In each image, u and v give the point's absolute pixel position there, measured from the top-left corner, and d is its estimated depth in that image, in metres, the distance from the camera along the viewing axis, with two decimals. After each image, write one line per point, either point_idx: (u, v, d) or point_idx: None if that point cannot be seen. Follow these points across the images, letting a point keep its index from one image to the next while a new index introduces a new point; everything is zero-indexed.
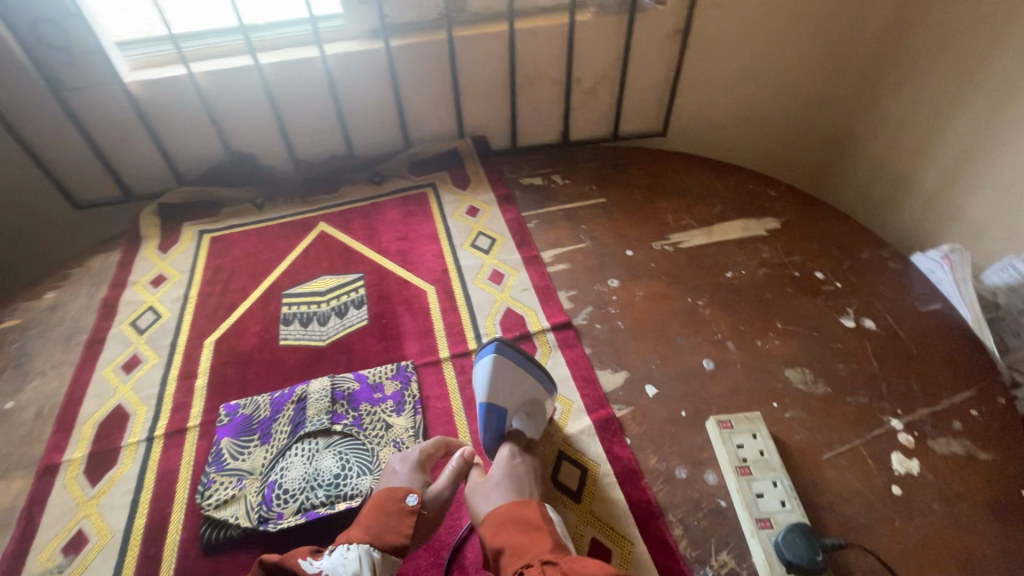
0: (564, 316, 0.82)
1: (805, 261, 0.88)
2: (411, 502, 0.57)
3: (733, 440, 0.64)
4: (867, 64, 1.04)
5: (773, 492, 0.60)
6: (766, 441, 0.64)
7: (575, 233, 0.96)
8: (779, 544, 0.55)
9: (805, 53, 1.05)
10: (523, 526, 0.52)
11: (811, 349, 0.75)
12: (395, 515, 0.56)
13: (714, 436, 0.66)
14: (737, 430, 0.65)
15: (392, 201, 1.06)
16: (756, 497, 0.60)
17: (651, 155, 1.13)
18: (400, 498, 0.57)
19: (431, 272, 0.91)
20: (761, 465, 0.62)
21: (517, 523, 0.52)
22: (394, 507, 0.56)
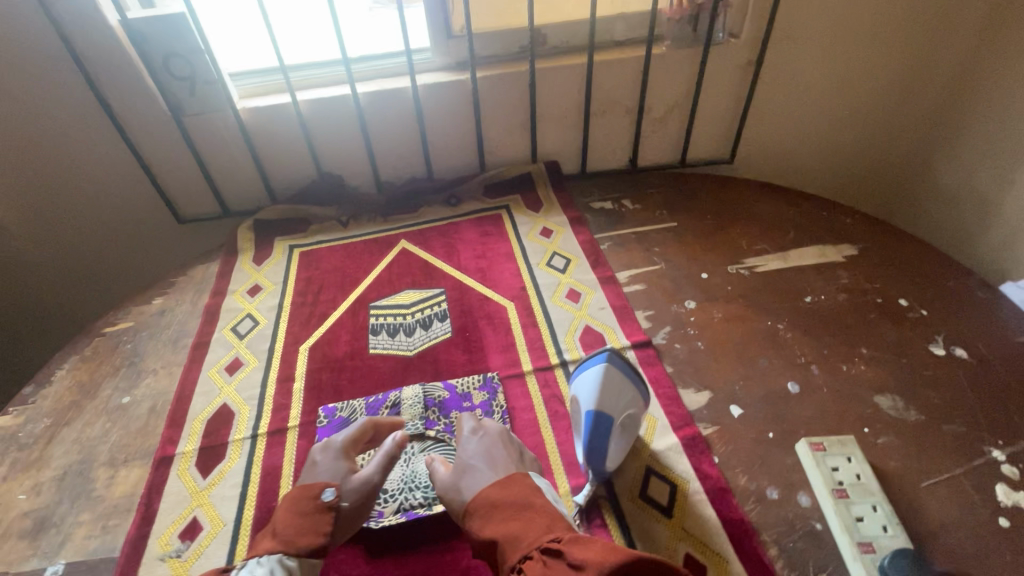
0: (643, 335, 0.84)
1: (886, 288, 0.88)
2: (326, 497, 0.61)
3: (827, 463, 0.64)
4: (944, 93, 1.05)
5: (873, 517, 0.60)
6: (861, 465, 0.64)
7: (648, 256, 0.99)
8: (886, 568, 0.55)
9: (879, 83, 1.06)
10: (511, 512, 0.53)
11: (901, 376, 0.75)
12: (311, 513, 0.59)
13: (806, 459, 0.66)
14: (830, 453, 0.65)
15: (468, 221, 1.11)
16: (856, 520, 0.59)
17: (720, 181, 1.15)
18: (317, 494, 0.61)
19: (509, 288, 0.94)
20: (858, 489, 0.62)
21: (510, 504, 0.54)
22: (309, 505, 0.60)
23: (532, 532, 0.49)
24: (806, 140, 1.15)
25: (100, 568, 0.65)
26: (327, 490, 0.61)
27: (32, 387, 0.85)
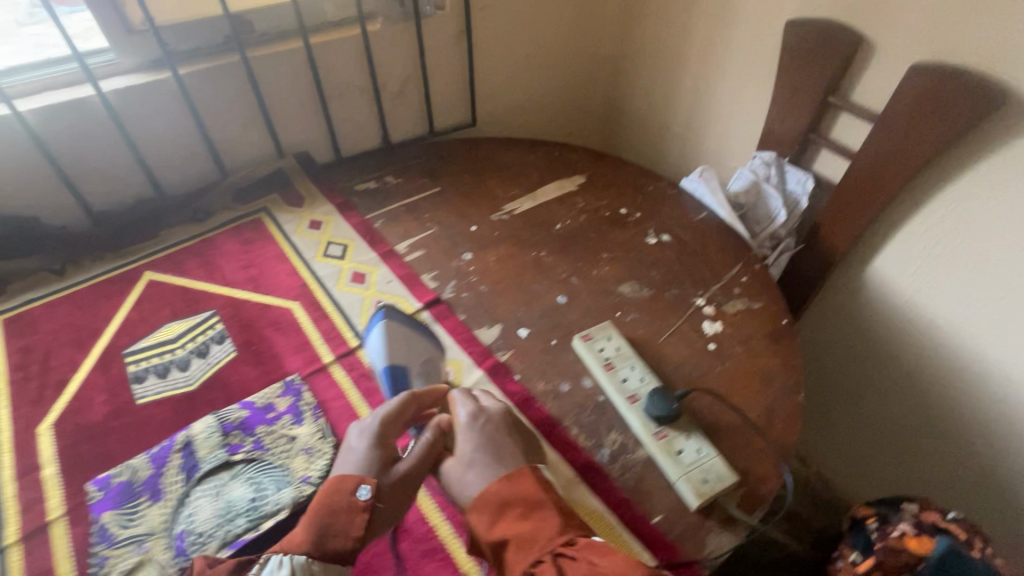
0: (431, 294, 0.89)
1: (610, 203, 1.08)
2: (362, 497, 0.59)
3: (596, 347, 0.78)
4: (618, 40, 1.34)
5: (633, 374, 0.75)
6: (618, 339, 0.79)
7: (421, 223, 1.03)
8: (647, 407, 0.70)
9: (565, 37, 1.28)
10: (523, 508, 0.56)
11: (632, 266, 0.94)
12: (345, 513, 0.58)
13: (581, 349, 0.79)
14: (596, 338, 0.79)
15: (223, 233, 1.00)
16: (623, 381, 0.74)
17: (469, 141, 1.24)
18: (348, 495, 0.59)
19: (289, 289, 0.90)
20: (620, 357, 0.77)
21: (514, 507, 0.56)
22: (343, 505, 0.58)
23: (545, 528, 0.54)
24: (527, 93, 1.33)
25: None
26: (362, 487, 0.59)
27: None
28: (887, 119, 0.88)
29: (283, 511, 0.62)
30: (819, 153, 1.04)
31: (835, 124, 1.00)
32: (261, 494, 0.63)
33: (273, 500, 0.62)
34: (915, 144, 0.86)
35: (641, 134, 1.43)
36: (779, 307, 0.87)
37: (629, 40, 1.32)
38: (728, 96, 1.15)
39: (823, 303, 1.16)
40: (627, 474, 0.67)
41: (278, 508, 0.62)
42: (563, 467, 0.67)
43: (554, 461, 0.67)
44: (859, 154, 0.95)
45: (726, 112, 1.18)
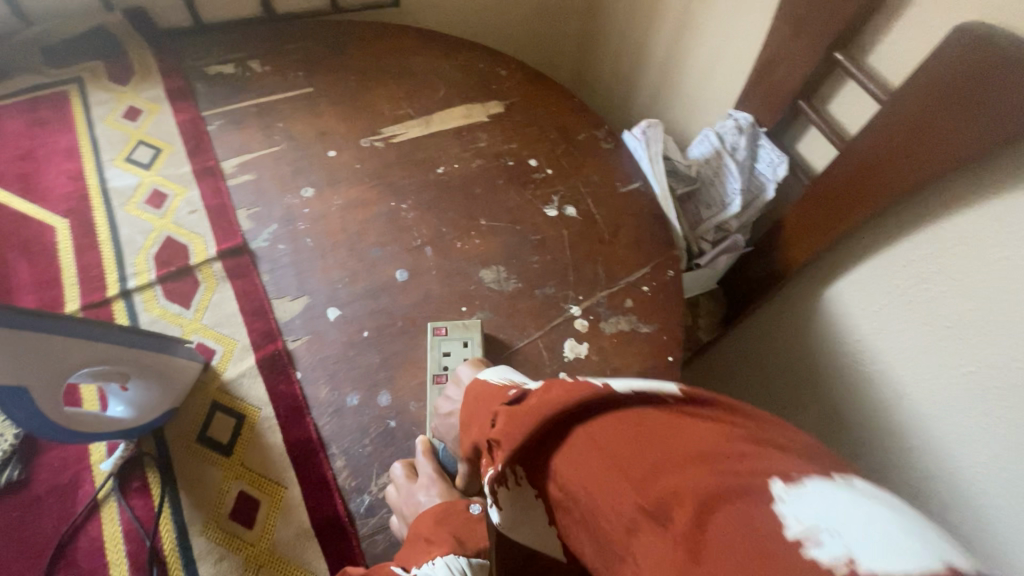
0: (237, 240, 0.68)
1: (521, 148, 0.82)
2: (474, 510, 0.49)
3: (442, 347, 0.61)
4: None
5: None
6: (474, 350, 0.61)
7: (268, 134, 0.80)
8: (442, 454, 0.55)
9: None
10: (467, 420, 0.46)
11: (510, 244, 0.72)
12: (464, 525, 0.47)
13: (427, 342, 0.63)
14: (450, 337, 0.62)
15: (12, 106, 0.78)
16: None
17: (373, 29, 0.94)
18: (464, 511, 0.49)
19: (63, 199, 0.71)
20: None
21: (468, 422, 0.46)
22: (460, 517, 0.48)
23: (481, 422, 0.43)
24: None
25: None
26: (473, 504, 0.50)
27: None
28: (896, 107, 0.60)
29: None
30: (807, 129, 0.76)
31: (836, 91, 0.70)
32: None
33: None
34: (917, 153, 0.59)
35: (615, 55, 1.11)
36: (673, 337, 0.67)
37: None
38: (713, 21, 0.83)
39: (764, 314, 0.94)
40: (377, 537, 0.52)
41: None
42: (300, 515, 0.53)
43: (293, 505, 0.53)
44: (849, 146, 0.67)
45: (709, 44, 0.86)
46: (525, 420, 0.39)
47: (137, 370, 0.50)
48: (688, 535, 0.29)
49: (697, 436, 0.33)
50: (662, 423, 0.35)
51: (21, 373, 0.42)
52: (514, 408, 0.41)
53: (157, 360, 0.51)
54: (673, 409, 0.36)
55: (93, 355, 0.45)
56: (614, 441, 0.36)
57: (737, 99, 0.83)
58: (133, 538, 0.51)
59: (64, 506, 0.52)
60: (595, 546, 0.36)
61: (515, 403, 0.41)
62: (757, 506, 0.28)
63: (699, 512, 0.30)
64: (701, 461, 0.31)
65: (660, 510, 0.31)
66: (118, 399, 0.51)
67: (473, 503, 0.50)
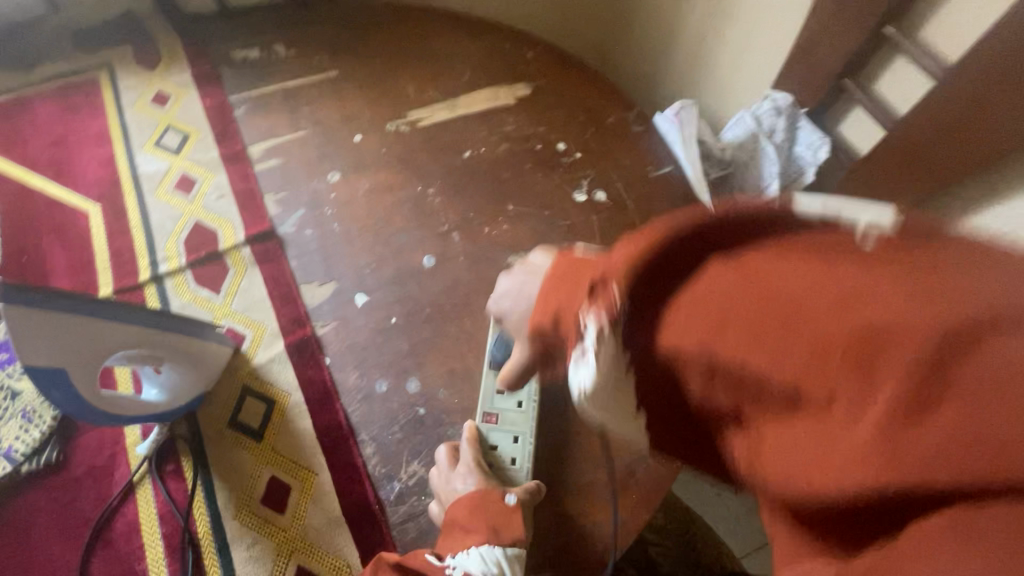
0: (265, 225, 0.68)
1: (549, 131, 0.80)
2: (511, 500, 0.48)
3: None
4: None
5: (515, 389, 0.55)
6: None
7: (295, 118, 0.79)
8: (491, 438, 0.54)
9: None
10: (555, 276, 0.40)
11: (539, 230, 0.71)
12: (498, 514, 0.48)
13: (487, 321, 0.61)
14: None
15: (46, 93, 0.79)
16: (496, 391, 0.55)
17: (397, 8, 0.92)
18: (499, 500, 0.48)
19: (96, 185, 0.71)
20: None
21: (557, 273, 0.40)
22: (495, 505, 0.48)
23: (583, 274, 0.38)
24: None
25: None
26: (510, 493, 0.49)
27: None
28: (953, 82, 0.56)
29: None
30: (851, 109, 0.72)
31: (884, 68, 0.66)
32: None
33: None
34: (976, 131, 0.55)
35: (644, 34, 1.07)
36: None
37: None
38: None
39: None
40: (408, 525, 0.52)
41: None
42: (330, 501, 0.53)
43: (323, 489, 0.53)
44: (895, 126, 0.63)
45: (744, 21, 0.82)
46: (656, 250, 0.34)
47: (170, 354, 0.50)
48: (904, 385, 0.24)
49: (901, 266, 0.26)
50: (824, 268, 0.28)
51: (57, 352, 0.42)
52: (624, 249, 0.36)
53: (189, 343, 0.50)
54: (869, 250, 0.28)
55: (128, 338, 0.45)
56: (770, 276, 0.29)
57: (776, 78, 0.79)
58: (167, 520, 0.52)
59: (101, 487, 0.53)
60: (729, 393, 0.32)
61: (639, 249, 0.35)
62: (999, 348, 0.23)
63: (916, 359, 0.24)
64: (912, 293, 0.25)
65: (854, 356, 0.26)
66: (154, 381, 0.52)
67: (509, 491, 0.49)
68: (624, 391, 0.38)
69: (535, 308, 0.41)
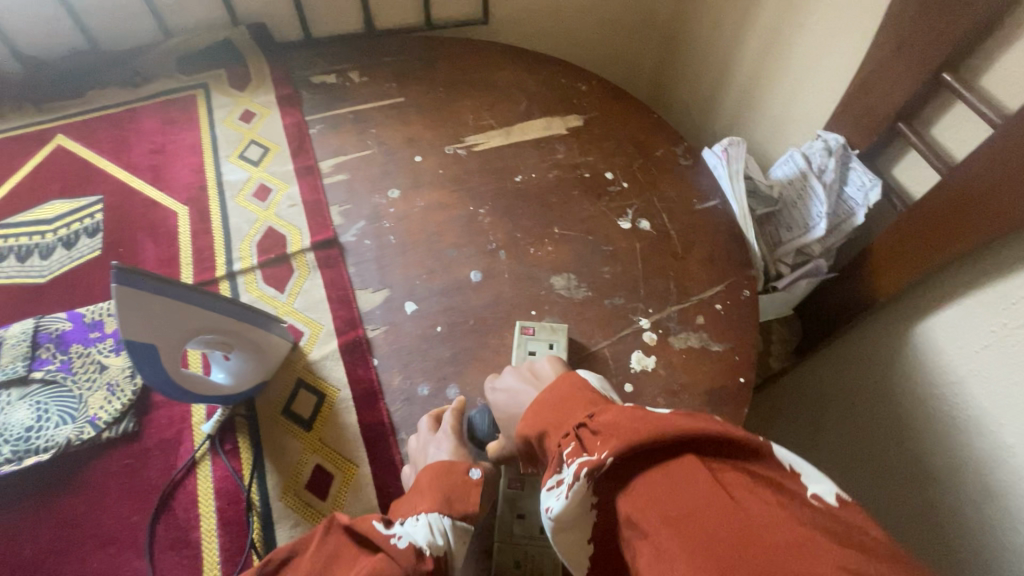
0: (329, 233, 0.74)
1: (598, 160, 0.83)
2: (473, 475, 0.53)
3: (527, 346, 0.62)
4: None
5: None
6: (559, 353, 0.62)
7: (362, 138, 0.86)
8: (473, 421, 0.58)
9: None
10: (556, 401, 0.46)
11: (582, 253, 0.73)
12: (459, 487, 0.52)
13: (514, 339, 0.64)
14: (536, 337, 0.63)
15: (152, 107, 0.89)
16: None
17: (462, 46, 1.00)
18: (463, 473, 0.53)
19: (186, 189, 0.79)
20: None
21: (555, 400, 0.46)
22: (458, 480, 0.53)
23: (571, 413, 0.44)
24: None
25: None
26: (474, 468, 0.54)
27: None
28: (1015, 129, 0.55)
29: (49, 452, 0.56)
30: (906, 153, 0.72)
31: (942, 114, 0.66)
32: (39, 425, 0.57)
33: (47, 436, 0.57)
34: None
35: (696, 76, 1.11)
36: (746, 358, 0.65)
37: None
38: (806, 40, 0.81)
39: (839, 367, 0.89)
40: None
41: (46, 447, 0.56)
42: (368, 494, 0.56)
43: (362, 481, 0.56)
44: (952, 171, 0.62)
45: (796, 67, 0.84)
46: (653, 438, 0.36)
47: (240, 343, 0.55)
48: None
49: (835, 547, 0.30)
50: (785, 521, 0.32)
51: (152, 332, 0.48)
52: (623, 409, 0.41)
53: (256, 336, 0.56)
54: (816, 516, 0.32)
55: (210, 326, 0.51)
56: (738, 501, 0.33)
57: (827, 119, 0.79)
58: (222, 495, 0.56)
59: (167, 459, 0.57)
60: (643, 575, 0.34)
61: (648, 413, 0.39)
62: None
63: None
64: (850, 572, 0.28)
65: None
66: (219, 366, 0.57)
67: (474, 466, 0.54)
68: (585, 516, 0.41)
69: (525, 422, 0.48)
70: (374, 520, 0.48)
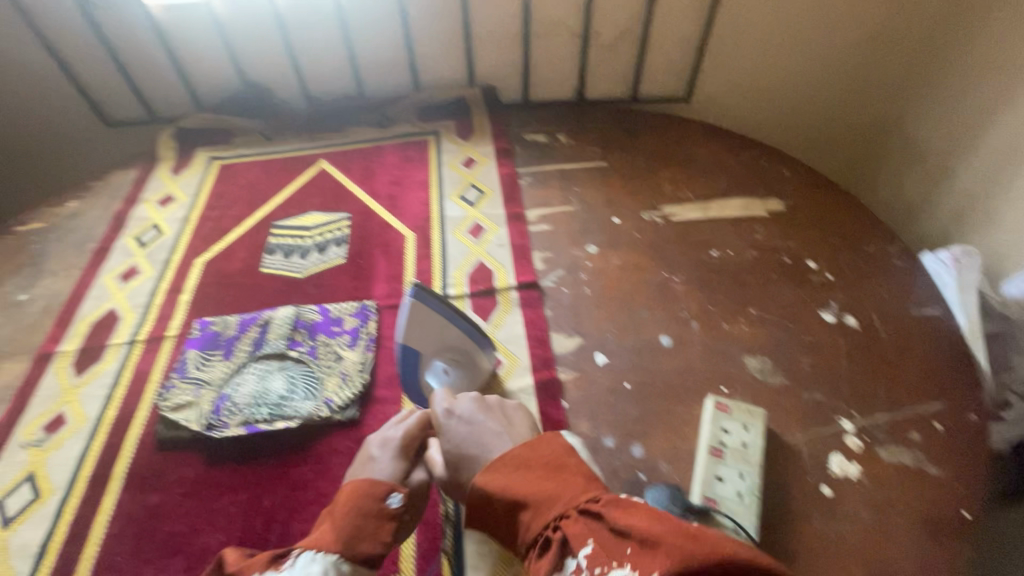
0: (532, 276, 0.81)
1: (799, 247, 0.82)
2: (393, 503, 0.55)
3: (722, 424, 0.61)
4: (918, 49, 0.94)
5: (736, 483, 0.57)
6: (756, 437, 0.60)
7: (566, 195, 0.94)
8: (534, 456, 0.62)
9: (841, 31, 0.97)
10: (543, 468, 0.48)
11: (779, 339, 0.72)
12: (372, 519, 0.54)
13: (706, 414, 0.63)
14: (731, 417, 0.62)
15: (394, 146, 1.06)
16: (716, 480, 0.57)
17: (663, 122, 1.06)
18: (378, 499, 0.55)
19: (414, 218, 0.92)
20: (737, 455, 0.59)
21: (540, 468, 0.48)
22: (372, 508, 0.54)
23: (567, 490, 0.45)
24: (762, 81, 1.06)
25: None
26: (393, 495, 0.56)
27: None
28: None
29: (295, 420, 0.66)
30: None
31: None
32: (290, 395, 0.69)
33: (294, 406, 0.67)
34: None
35: (902, 181, 1.02)
36: (970, 491, 0.58)
37: (937, 54, 0.91)
38: None
39: None
40: None
41: (293, 415, 0.67)
42: None
43: None
44: None
45: None
46: (698, 565, 0.34)
47: (467, 365, 0.64)
48: None
49: None
50: None
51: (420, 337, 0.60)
52: (644, 515, 0.39)
53: (485, 360, 0.65)
54: None
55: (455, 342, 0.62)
56: None
57: None
58: None
59: None
60: None
61: (677, 525, 0.37)
62: None
63: None
64: None
65: None
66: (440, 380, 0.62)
67: (395, 493, 0.56)
68: None
69: (504, 478, 0.49)
70: (259, 570, 0.49)
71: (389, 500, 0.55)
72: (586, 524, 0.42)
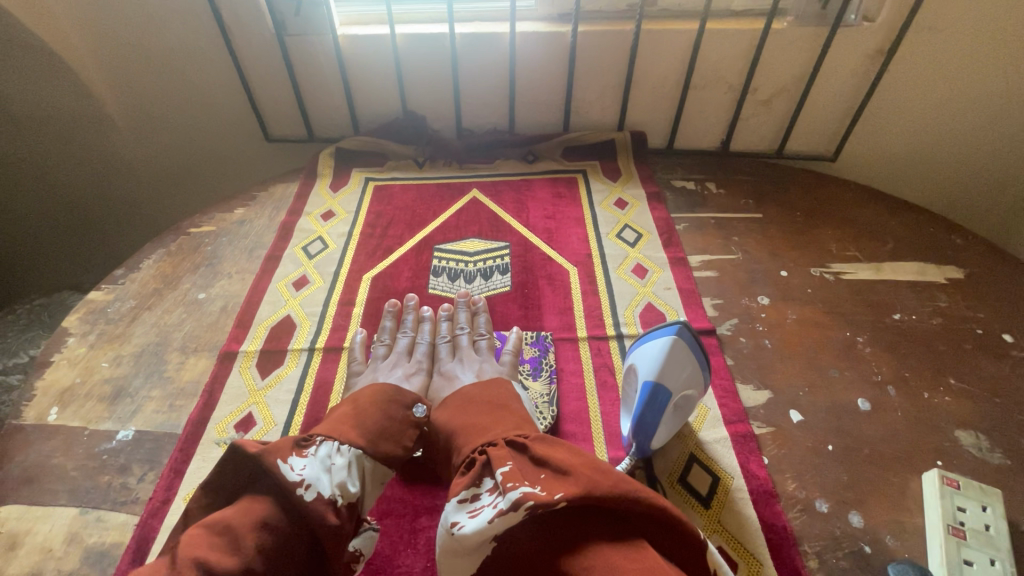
0: (707, 323, 0.80)
1: (989, 318, 0.79)
2: (417, 413, 0.64)
3: (956, 501, 0.59)
4: None
5: (987, 568, 0.54)
6: (997, 519, 0.57)
7: (726, 243, 0.93)
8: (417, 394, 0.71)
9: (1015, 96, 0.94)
10: (486, 406, 0.60)
11: (989, 414, 0.68)
12: (398, 424, 0.62)
13: (933, 489, 0.60)
14: (963, 494, 0.60)
15: (543, 181, 1.08)
16: (964, 562, 0.55)
17: (815, 177, 1.05)
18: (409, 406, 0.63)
19: (574, 254, 0.93)
20: (982, 538, 0.57)
21: (501, 428, 0.55)
22: (399, 415, 0.62)
23: (499, 428, 0.55)
24: (919, 143, 1.05)
25: (161, 443, 0.68)
26: (419, 406, 0.64)
27: (123, 270, 0.90)
28: None
29: None
30: None
31: None
32: None
33: None
34: None
35: None
36: None
37: None
38: None
39: None
40: None
41: None
42: None
43: None
44: None
45: None
46: (603, 493, 0.42)
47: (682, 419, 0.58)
48: None
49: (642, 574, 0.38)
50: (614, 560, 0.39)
51: (670, 376, 0.54)
52: (576, 458, 0.47)
53: (698, 373, 0.55)
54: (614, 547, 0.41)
55: (691, 395, 0.56)
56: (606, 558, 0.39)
57: None
58: None
59: None
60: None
61: (621, 475, 0.45)
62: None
63: None
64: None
65: None
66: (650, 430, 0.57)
67: (420, 406, 0.64)
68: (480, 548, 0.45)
69: (497, 429, 0.55)
70: (281, 461, 0.50)
71: (414, 410, 0.64)
72: (511, 452, 0.51)
